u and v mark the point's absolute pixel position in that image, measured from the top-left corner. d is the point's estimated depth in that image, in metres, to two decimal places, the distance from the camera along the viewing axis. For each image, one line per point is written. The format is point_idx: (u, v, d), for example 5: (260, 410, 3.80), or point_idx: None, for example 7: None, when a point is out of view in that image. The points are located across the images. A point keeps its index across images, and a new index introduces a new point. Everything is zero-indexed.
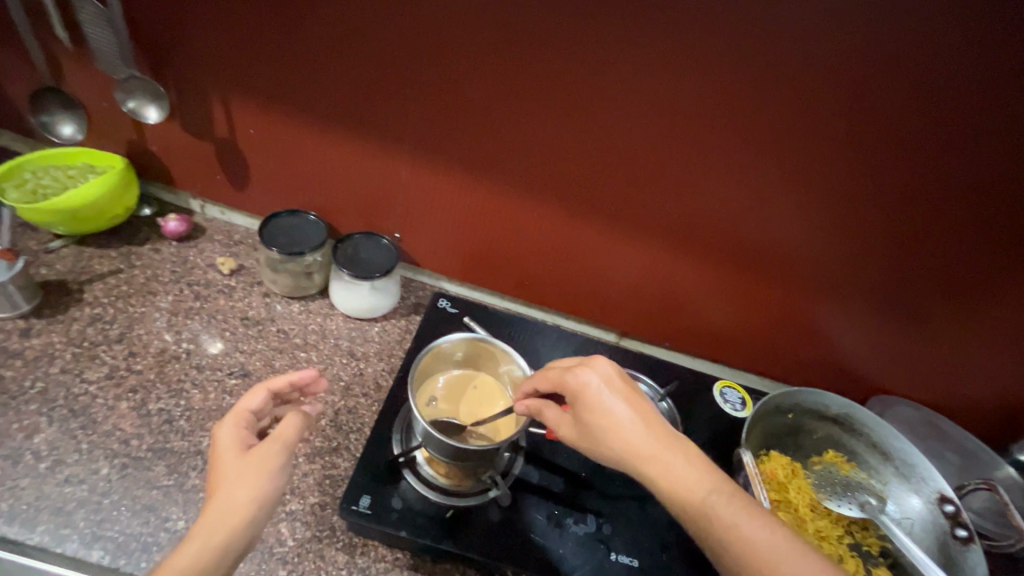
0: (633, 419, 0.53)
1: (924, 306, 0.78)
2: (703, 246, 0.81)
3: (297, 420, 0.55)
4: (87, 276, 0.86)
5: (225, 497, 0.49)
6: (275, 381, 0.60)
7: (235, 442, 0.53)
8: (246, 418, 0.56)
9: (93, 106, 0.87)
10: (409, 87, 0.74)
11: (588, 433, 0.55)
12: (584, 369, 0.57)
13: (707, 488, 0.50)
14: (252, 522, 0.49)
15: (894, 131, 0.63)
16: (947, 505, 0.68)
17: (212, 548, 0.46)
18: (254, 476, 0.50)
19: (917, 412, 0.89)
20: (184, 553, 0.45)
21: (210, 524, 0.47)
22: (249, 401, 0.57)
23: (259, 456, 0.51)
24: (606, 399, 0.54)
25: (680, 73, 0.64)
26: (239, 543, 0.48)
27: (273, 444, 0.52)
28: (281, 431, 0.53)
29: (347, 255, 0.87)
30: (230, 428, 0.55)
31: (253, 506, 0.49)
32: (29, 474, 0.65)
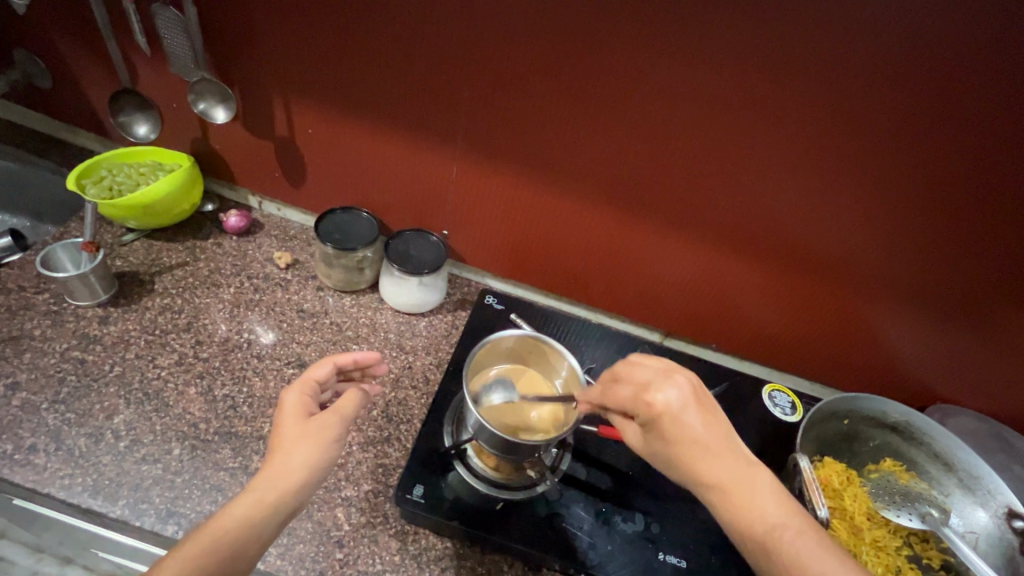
0: (706, 446, 0.49)
1: (995, 313, 0.75)
2: (756, 246, 0.80)
3: (357, 396, 0.59)
4: (157, 268, 0.91)
5: (283, 457, 0.52)
6: (341, 358, 0.65)
7: (299, 406, 0.57)
8: (312, 386, 0.60)
9: (164, 108, 0.92)
10: (464, 87, 0.76)
11: (657, 452, 0.51)
12: (659, 387, 0.52)
13: (781, 521, 0.46)
14: (305, 484, 0.52)
15: (970, 132, 0.61)
16: (1016, 520, 0.65)
17: (267, 501, 0.50)
18: (314, 441, 0.54)
19: (981, 423, 0.85)
20: (244, 501, 0.49)
21: (268, 478, 0.51)
22: (316, 371, 0.62)
23: (320, 424, 0.55)
24: (680, 420, 0.50)
25: (741, 72, 0.63)
26: (292, 502, 0.51)
27: (332, 414, 0.56)
28: (342, 404, 0.57)
29: (398, 251, 0.90)
30: (296, 392, 0.58)
31: (308, 470, 0.52)
32: (109, 452, 0.69)
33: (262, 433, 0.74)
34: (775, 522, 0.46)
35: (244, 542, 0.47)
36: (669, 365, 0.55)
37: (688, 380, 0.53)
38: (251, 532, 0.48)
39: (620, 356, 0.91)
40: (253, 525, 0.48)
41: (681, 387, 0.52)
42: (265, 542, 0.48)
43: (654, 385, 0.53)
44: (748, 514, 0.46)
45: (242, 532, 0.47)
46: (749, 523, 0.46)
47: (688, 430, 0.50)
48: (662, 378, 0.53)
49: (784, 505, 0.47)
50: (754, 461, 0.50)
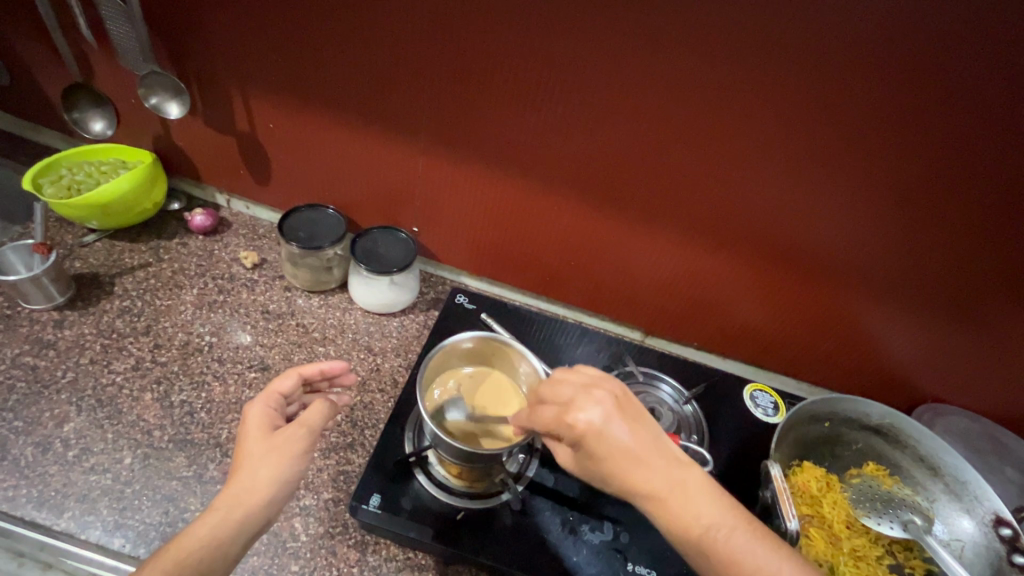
0: (634, 459, 0.46)
1: (987, 309, 0.71)
2: (734, 241, 0.76)
3: (325, 407, 0.55)
4: (118, 269, 0.89)
5: (248, 475, 0.49)
6: (307, 368, 0.61)
7: (264, 420, 0.54)
8: (276, 399, 0.57)
9: (122, 103, 0.89)
10: (426, 78, 0.72)
11: (590, 470, 0.48)
12: (579, 406, 0.49)
13: (717, 518, 0.44)
14: (270, 503, 0.49)
15: (954, 118, 0.57)
16: (1003, 528, 0.62)
17: (231, 521, 0.47)
18: (278, 456, 0.50)
19: (973, 423, 0.81)
20: (205, 522, 0.46)
21: (232, 497, 0.48)
22: (280, 384, 0.58)
23: (284, 438, 0.51)
24: (604, 439, 0.47)
25: (709, 57, 0.59)
26: (256, 521, 0.48)
27: (299, 427, 0.52)
28: (308, 416, 0.53)
29: (365, 250, 0.86)
30: (260, 405, 0.55)
31: (275, 486, 0.49)
32: (57, 461, 0.67)
33: (219, 440, 0.72)
34: (708, 521, 0.44)
35: (208, 564, 0.44)
36: (588, 376, 0.52)
37: (607, 391, 0.50)
38: (216, 554, 0.45)
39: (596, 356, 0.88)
40: (218, 547, 0.45)
41: (601, 397, 0.49)
42: (231, 562, 0.46)
43: (574, 405, 0.49)
44: (682, 521, 0.44)
45: (206, 554, 0.45)
46: (682, 532, 0.44)
47: (612, 442, 0.47)
48: (580, 390, 0.50)
49: (717, 501, 0.45)
50: (685, 459, 0.47)
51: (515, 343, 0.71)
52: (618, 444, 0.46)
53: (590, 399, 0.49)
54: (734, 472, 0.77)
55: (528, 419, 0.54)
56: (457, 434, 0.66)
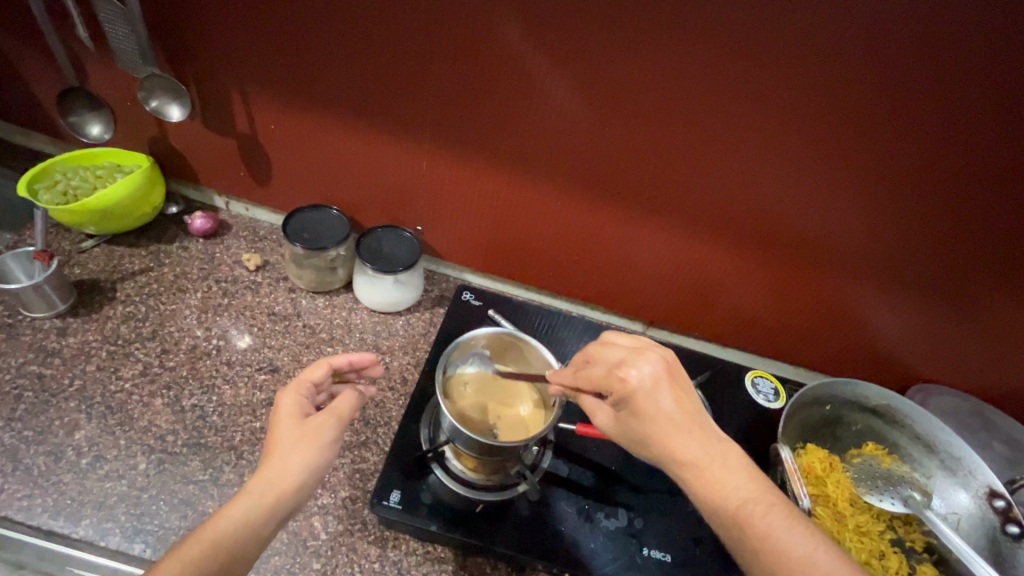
0: (680, 424, 0.48)
1: (976, 293, 0.74)
2: (735, 233, 0.78)
3: (354, 397, 0.56)
4: (119, 275, 0.88)
5: (278, 461, 0.49)
6: (337, 358, 0.62)
7: (296, 409, 0.54)
8: (307, 388, 0.57)
9: (117, 106, 0.87)
10: (431, 77, 0.72)
11: (631, 430, 0.51)
12: (634, 364, 0.51)
13: (749, 492, 0.46)
14: (301, 488, 0.49)
15: (947, 111, 0.59)
16: (997, 500, 0.65)
17: (263, 505, 0.47)
18: (309, 443, 0.51)
19: (963, 402, 0.85)
20: (239, 504, 0.46)
21: (265, 482, 0.48)
22: (311, 372, 0.58)
23: (315, 426, 0.52)
24: (654, 397, 0.49)
25: (712, 54, 0.61)
26: (287, 506, 0.48)
27: (329, 416, 0.53)
28: (338, 404, 0.54)
29: (371, 249, 0.87)
30: (291, 395, 0.55)
31: (305, 473, 0.49)
32: (71, 469, 0.67)
33: (233, 443, 0.72)
34: (743, 494, 0.46)
35: (240, 548, 0.45)
36: (641, 344, 0.55)
37: (660, 356, 0.52)
38: (247, 538, 0.46)
39: None
40: (251, 531, 0.46)
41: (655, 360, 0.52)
42: (261, 545, 0.47)
43: (628, 365, 0.52)
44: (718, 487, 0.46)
45: (239, 537, 0.45)
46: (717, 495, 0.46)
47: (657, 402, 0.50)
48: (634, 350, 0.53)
49: (751, 478, 0.47)
50: (723, 436, 0.50)
51: (519, 333, 0.73)
52: (665, 406, 0.49)
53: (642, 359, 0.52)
54: (740, 456, 0.80)
55: (573, 380, 0.56)
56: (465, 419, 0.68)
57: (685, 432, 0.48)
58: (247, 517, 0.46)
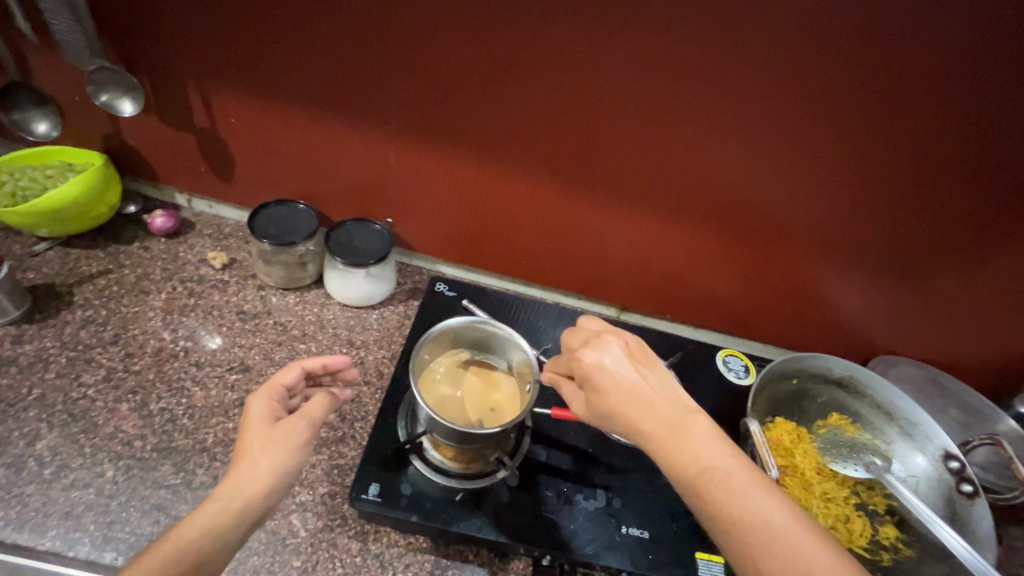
0: (640, 400, 0.50)
1: (930, 266, 0.78)
2: (703, 216, 0.80)
3: (326, 400, 0.56)
4: (76, 278, 0.84)
5: (248, 465, 0.49)
6: (311, 362, 0.61)
7: (266, 412, 0.54)
8: (279, 391, 0.56)
9: (66, 102, 0.84)
10: (394, 66, 0.71)
11: (598, 412, 0.52)
12: (595, 352, 0.54)
13: (713, 461, 0.46)
14: (271, 493, 0.49)
15: (897, 92, 0.61)
16: (952, 461, 0.68)
17: (231, 510, 0.46)
18: (280, 447, 0.51)
19: (921, 371, 0.89)
20: (206, 510, 0.46)
21: (233, 487, 0.48)
22: (284, 375, 0.58)
23: (286, 429, 0.52)
24: (612, 378, 0.51)
25: (674, 38, 0.61)
26: (257, 511, 0.47)
27: (300, 420, 0.53)
28: (310, 408, 0.54)
29: (340, 243, 0.86)
30: (262, 398, 0.55)
31: (274, 477, 0.49)
32: (34, 480, 0.64)
33: (206, 445, 0.71)
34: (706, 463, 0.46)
35: (208, 555, 0.44)
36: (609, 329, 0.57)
37: (623, 344, 0.55)
38: (213, 543, 0.45)
39: None
40: (218, 536, 0.45)
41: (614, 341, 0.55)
42: (230, 551, 0.46)
43: (591, 350, 0.54)
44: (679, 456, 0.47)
45: (205, 543, 0.44)
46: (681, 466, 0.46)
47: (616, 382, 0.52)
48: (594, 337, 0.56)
49: (716, 447, 0.47)
50: (693, 411, 0.50)
51: (490, 320, 0.72)
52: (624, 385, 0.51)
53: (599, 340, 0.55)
54: None
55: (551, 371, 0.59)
56: (443, 406, 0.69)
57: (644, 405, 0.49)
58: (213, 522, 0.45)
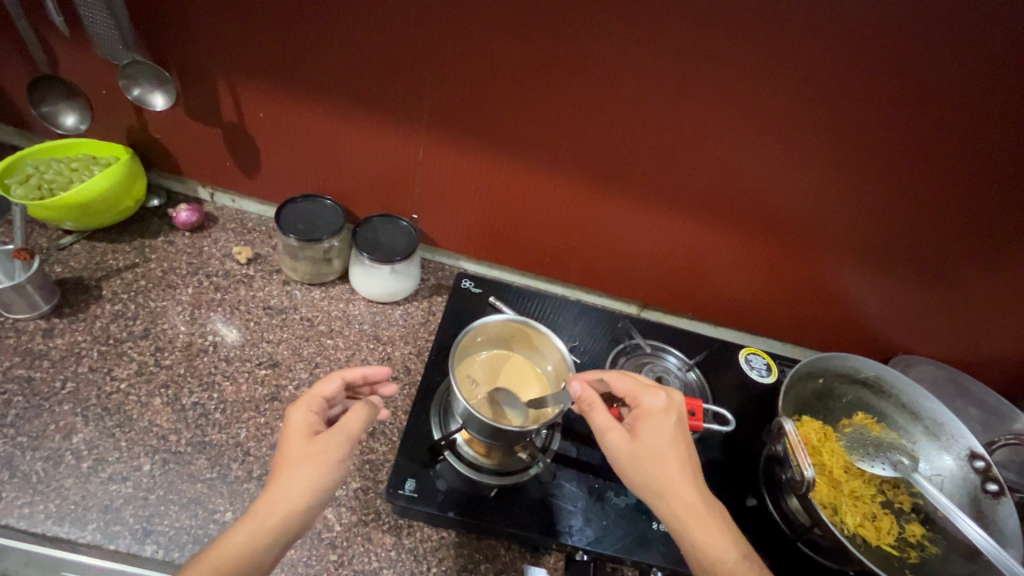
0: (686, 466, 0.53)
1: (955, 268, 0.79)
2: (730, 216, 0.80)
3: (364, 413, 0.54)
4: (103, 272, 0.84)
5: (287, 481, 0.49)
6: (351, 373, 0.60)
7: (305, 425, 0.54)
8: (319, 403, 0.56)
9: (93, 94, 0.83)
10: (428, 64, 0.71)
11: (640, 457, 0.54)
12: (656, 404, 0.57)
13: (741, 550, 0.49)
14: (308, 510, 0.49)
15: (933, 98, 0.62)
16: (977, 461, 0.70)
17: (268, 528, 0.47)
18: (318, 464, 0.50)
19: (940, 371, 0.90)
20: (245, 528, 0.47)
21: (269, 505, 0.48)
22: (324, 388, 0.58)
23: (325, 445, 0.51)
24: (665, 438, 0.55)
25: (715, 39, 0.61)
26: (293, 528, 0.48)
27: (339, 435, 0.52)
28: (348, 423, 0.53)
29: (367, 239, 0.86)
30: (302, 410, 0.55)
31: (310, 494, 0.49)
32: (72, 474, 0.65)
33: (239, 440, 0.71)
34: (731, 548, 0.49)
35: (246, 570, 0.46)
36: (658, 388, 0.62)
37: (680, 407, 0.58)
38: (252, 561, 0.46)
39: (600, 331, 0.91)
40: (254, 556, 0.46)
41: (675, 407, 0.57)
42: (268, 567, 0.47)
43: (658, 402, 0.57)
44: (715, 544, 0.49)
45: (245, 560, 0.46)
46: (720, 556, 0.48)
47: (664, 449, 0.54)
48: (657, 390, 0.58)
49: (740, 540, 0.50)
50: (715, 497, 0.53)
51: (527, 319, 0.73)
52: (672, 458, 0.54)
53: (662, 398, 0.58)
54: (740, 431, 0.82)
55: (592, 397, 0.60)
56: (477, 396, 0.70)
57: (689, 485, 0.52)
58: (250, 542, 0.46)
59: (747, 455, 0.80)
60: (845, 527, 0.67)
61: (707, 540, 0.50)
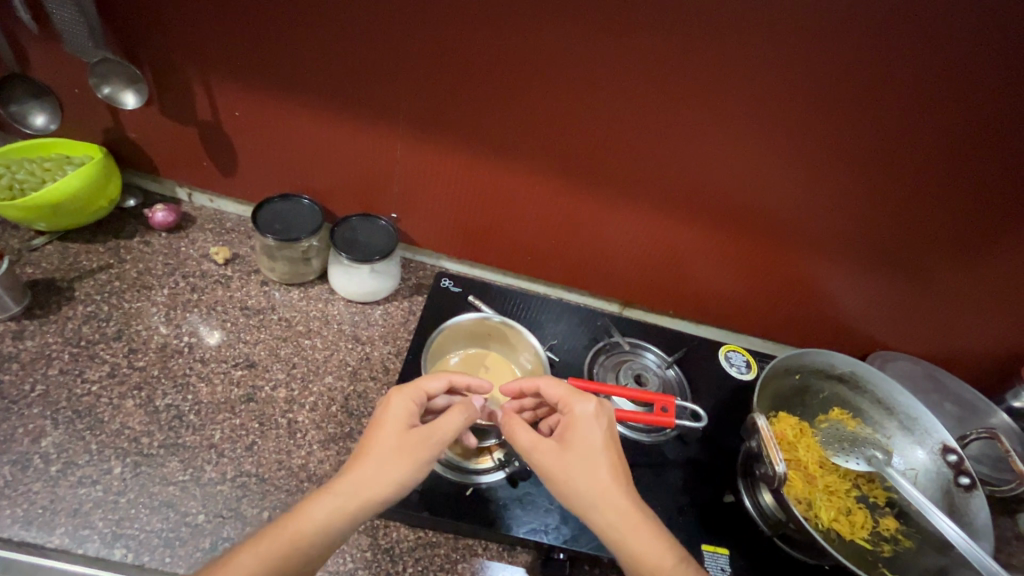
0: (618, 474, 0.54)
1: (929, 264, 0.79)
2: (708, 213, 0.80)
3: (461, 418, 0.57)
4: (76, 273, 0.83)
5: (374, 468, 0.51)
6: (459, 378, 0.63)
7: (404, 414, 0.56)
8: (420, 396, 0.59)
9: (65, 93, 0.82)
10: (403, 62, 0.70)
11: (569, 466, 0.54)
12: (585, 411, 0.58)
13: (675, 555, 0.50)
14: (389, 500, 0.51)
15: (901, 95, 0.62)
16: (950, 455, 0.71)
17: (346, 512, 0.49)
18: (410, 457, 0.53)
19: (917, 366, 0.91)
20: (324, 504, 0.49)
21: (354, 486, 0.50)
22: (431, 383, 0.61)
23: (419, 440, 0.54)
24: (597, 446, 0.55)
25: (688, 37, 0.61)
26: (369, 514, 0.50)
27: (436, 434, 0.54)
28: (447, 426, 0.55)
29: (345, 238, 0.85)
30: (405, 397, 0.57)
31: (395, 487, 0.51)
32: (40, 478, 0.64)
33: (213, 441, 0.70)
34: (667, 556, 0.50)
35: (316, 547, 0.48)
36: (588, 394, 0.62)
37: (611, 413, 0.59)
38: (322, 540, 0.48)
39: (581, 330, 0.91)
40: (328, 535, 0.48)
41: (605, 414, 0.58)
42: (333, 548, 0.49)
43: (589, 408, 0.58)
44: (649, 549, 0.50)
45: (317, 540, 0.48)
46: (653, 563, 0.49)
47: (595, 457, 0.54)
48: (588, 397, 0.59)
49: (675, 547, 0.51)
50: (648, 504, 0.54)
51: (506, 319, 0.78)
52: (603, 463, 0.54)
53: (593, 405, 0.58)
54: (719, 427, 0.82)
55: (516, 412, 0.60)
56: None
57: (621, 492, 0.53)
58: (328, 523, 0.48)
59: (725, 452, 0.80)
60: (820, 522, 0.68)
61: (642, 544, 0.50)
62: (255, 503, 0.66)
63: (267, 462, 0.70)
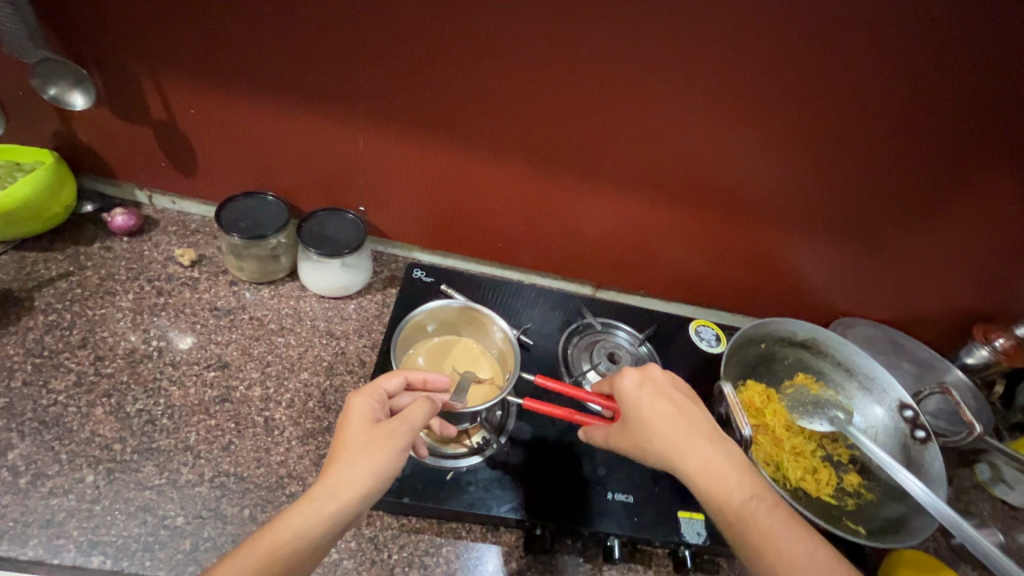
0: (679, 430, 0.55)
1: (882, 231, 0.82)
2: (671, 192, 0.82)
3: (426, 406, 0.56)
4: (35, 282, 0.81)
5: (345, 466, 0.51)
6: (414, 374, 0.64)
7: (367, 412, 0.56)
8: (380, 394, 0.59)
9: (10, 97, 0.79)
10: (358, 52, 0.70)
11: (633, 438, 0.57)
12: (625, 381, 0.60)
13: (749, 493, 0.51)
14: (367, 495, 0.50)
15: (846, 67, 0.64)
16: (906, 410, 0.75)
17: (325, 512, 0.48)
18: (379, 449, 0.52)
19: (879, 331, 0.96)
20: (301, 509, 0.48)
21: (330, 488, 0.50)
22: (387, 382, 0.61)
23: (386, 433, 0.54)
24: (648, 408, 0.57)
25: (637, 17, 0.62)
26: (349, 512, 0.49)
27: (402, 423, 0.54)
28: (410, 413, 0.55)
29: (313, 233, 0.84)
30: (365, 397, 0.57)
31: (371, 479, 0.51)
32: (9, 491, 0.63)
33: (189, 444, 0.70)
34: (743, 495, 0.51)
35: (300, 553, 0.46)
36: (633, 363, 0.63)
37: (656, 373, 0.60)
38: (305, 545, 0.47)
39: (555, 313, 0.92)
40: (310, 538, 0.47)
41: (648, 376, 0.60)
42: (321, 553, 0.48)
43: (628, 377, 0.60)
44: (719, 489, 0.51)
45: (299, 544, 0.47)
46: (726, 501, 0.50)
47: (653, 419, 0.56)
48: (626, 369, 0.60)
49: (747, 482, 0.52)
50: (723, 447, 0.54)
51: (473, 305, 0.78)
52: (660, 422, 0.56)
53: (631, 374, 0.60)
54: None
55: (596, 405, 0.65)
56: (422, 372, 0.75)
57: (688, 446, 0.54)
58: (307, 525, 0.47)
59: None
60: (788, 481, 0.71)
61: (710, 488, 0.52)
62: (235, 501, 0.66)
63: (245, 461, 0.70)
